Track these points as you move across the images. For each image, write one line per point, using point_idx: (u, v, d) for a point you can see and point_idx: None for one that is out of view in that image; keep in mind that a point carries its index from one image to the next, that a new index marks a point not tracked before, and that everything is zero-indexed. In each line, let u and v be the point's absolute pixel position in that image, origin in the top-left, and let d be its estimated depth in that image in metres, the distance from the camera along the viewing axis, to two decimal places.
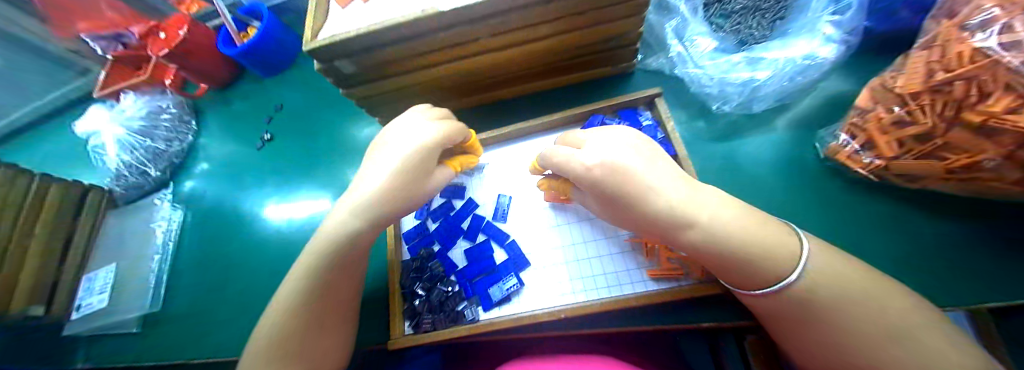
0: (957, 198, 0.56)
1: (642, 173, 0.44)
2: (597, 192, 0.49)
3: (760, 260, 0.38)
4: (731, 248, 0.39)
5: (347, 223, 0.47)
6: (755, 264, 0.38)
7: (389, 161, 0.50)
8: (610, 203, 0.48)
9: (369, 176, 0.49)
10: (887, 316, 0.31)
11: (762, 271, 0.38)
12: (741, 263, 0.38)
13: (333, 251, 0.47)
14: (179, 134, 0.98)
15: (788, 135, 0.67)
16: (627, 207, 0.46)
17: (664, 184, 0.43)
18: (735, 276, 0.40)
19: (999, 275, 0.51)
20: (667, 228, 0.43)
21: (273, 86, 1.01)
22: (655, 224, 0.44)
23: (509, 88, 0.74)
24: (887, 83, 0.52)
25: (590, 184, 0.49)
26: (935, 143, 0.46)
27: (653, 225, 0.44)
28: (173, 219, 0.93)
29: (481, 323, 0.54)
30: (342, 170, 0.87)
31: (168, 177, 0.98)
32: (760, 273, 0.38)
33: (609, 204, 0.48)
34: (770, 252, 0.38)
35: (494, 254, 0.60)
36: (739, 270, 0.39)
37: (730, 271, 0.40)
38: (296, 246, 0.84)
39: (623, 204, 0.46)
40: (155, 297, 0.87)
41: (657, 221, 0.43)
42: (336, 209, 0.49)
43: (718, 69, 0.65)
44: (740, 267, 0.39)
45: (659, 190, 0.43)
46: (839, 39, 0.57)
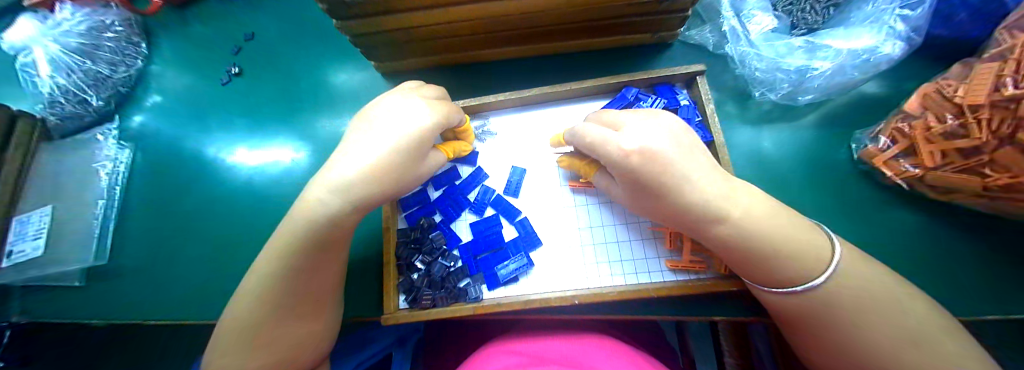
0: (977, 214, 0.55)
1: (682, 161, 0.35)
2: (629, 182, 0.38)
3: (789, 260, 0.35)
4: (761, 243, 0.35)
5: (323, 203, 0.38)
6: (782, 263, 0.35)
7: (378, 137, 0.40)
8: (642, 197, 0.39)
9: (351, 153, 0.39)
10: (908, 323, 0.32)
11: (789, 270, 0.35)
12: (769, 261, 0.36)
13: (306, 224, 0.38)
14: (125, 58, 0.82)
15: (819, 133, 0.63)
16: (662, 201, 0.37)
17: (703, 175, 0.35)
18: (755, 273, 0.37)
19: (1004, 292, 0.52)
20: (696, 221, 0.36)
21: (246, 10, 0.85)
22: (684, 218, 0.37)
23: (533, 46, 0.65)
24: (945, 90, 0.46)
25: (624, 173, 0.38)
26: (981, 159, 0.42)
27: (680, 218, 0.37)
28: (122, 160, 0.80)
29: (487, 303, 0.46)
30: (323, 118, 0.76)
31: (114, 109, 0.83)
32: (786, 272, 0.36)
33: (634, 194, 0.39)
34: (801, 253, 0.35)
35: (503, 230, 0.52)
36: (763, 268, 0.36)
37: (751, 268, 0.37)
38: (268, 201, 0.74)
39: (659, 197, 0.37)
40: (100, 248, 0.75)
41: (686, 213, 0.36)
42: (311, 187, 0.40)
43: (775, 52, 0.59)
44: (764, 264, 0.36)
45: (698, 182, 0.35)
46: (904, 35, 0.52)
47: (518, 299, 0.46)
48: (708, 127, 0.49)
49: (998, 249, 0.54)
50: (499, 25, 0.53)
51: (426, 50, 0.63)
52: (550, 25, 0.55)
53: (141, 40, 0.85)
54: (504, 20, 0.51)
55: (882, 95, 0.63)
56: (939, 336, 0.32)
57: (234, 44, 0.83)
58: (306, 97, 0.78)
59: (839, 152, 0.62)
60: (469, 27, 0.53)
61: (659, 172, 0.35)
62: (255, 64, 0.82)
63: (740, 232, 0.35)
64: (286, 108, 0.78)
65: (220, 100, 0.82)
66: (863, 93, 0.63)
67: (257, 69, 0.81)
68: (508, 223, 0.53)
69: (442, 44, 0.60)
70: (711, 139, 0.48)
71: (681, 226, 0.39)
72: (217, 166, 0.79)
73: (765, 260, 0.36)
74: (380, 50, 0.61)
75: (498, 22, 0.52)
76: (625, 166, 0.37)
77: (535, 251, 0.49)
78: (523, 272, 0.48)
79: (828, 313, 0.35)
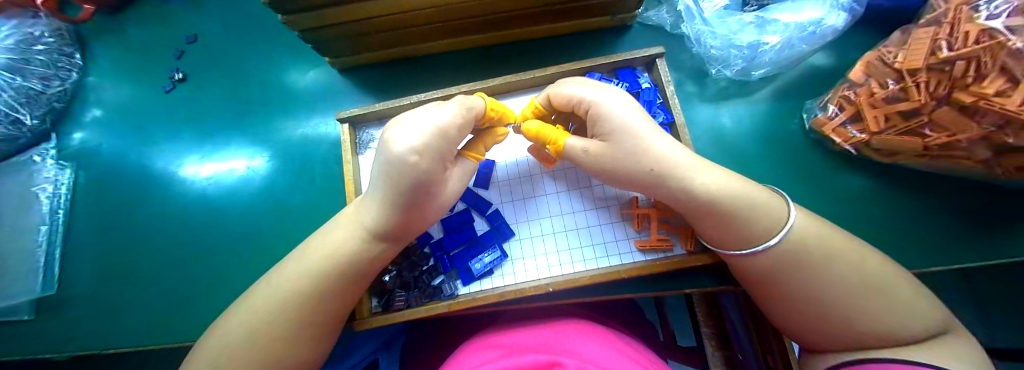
0: (919, 173, 0.59)
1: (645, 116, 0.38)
2: (610, 125, 0.37)
3: (754, 214, 0.36)
4: (731, 201, 0.36)
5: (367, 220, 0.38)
6: (748, 217, 0.36)
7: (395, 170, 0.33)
8: (624, 140, 0.36)
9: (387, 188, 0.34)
10: (864, 270, 0.34)
11: (755, 225, 0.36)
12: (737, 215, 0.36)
13: None
14: (59, 71, 0.76)
15: (777, 106, 0.65)
16: (643, 142, 0.36)
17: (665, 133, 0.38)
18: (725, 232, 0.38)
19: (940, 242, 0.57)
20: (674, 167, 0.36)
21: (186, 11, 0.79)
22: (662, 168, 0.35)
23: (492, 33, 0.64)
24: (886, 57, 0.47)
25: (607, 113, 0.37)
26: (920, 120, 0.45)
27: (659, 164, 0.36)
28: (63, 181, 0.74)
29: (461, 299, 0.46)
30: (281, 121, 0.73)
31: (51, 127, 0.77)
32: (754, 226, 0.36)
33: (614, 139, 0.37)
34: (763, 207, 0.36)
35: (475, 224, 0.51)
36: (733, 225, 0.36)
37: (723, 226, 0.37)
38: (231, 214, 0.71)
39: (642, 139, 0.36)
40: (46, 279, 0.70)
41: (667, 159, 0.36)
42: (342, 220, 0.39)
43: (727, 29, 0.59)
44: (732, 218, 0.36)
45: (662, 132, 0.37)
46: (845, 6, 0.54)
47: (493, 292, 0.45)
48: (669, 108, 0.50)
49: (938, 204, 0.58)
50: (452, 13, 0.52)
51: (381, 42, 0.61)
52: (506, 11, 0.54)
53: (75, 51, 0.79)
54: (456, 7, 0.49)
55: (833, 65, 0.65)
56: (891, 282, 0.33)
57: (176, 47, 0.78)
58: (263, 99, 0.74)
59: (793, 123, 0.64)
60: (421, 15, 0.51)
61: (638, 116, 0.37)
62: (203, 67, 0.77)
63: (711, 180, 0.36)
64: (242, 113, 0.74)
65: (167, 109, 0.77)
66: (816, 64, 0.66)
67: (204, 74, 0.77)
68: (480, 217, 0.52)
69: (397, 34, 0.58)
70: (672, 119, 0.49)
71: (660, 177, 0.36)
72: (172, 179, 0.74)
73: (732, 215, 0.36)
74: (333, 44, 0.58)
75: (451, 10, 0.50)
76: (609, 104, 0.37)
77: (507, 243, 0.48)
78: (497, 265, 0.47)
79: (797, 270, 0.35)
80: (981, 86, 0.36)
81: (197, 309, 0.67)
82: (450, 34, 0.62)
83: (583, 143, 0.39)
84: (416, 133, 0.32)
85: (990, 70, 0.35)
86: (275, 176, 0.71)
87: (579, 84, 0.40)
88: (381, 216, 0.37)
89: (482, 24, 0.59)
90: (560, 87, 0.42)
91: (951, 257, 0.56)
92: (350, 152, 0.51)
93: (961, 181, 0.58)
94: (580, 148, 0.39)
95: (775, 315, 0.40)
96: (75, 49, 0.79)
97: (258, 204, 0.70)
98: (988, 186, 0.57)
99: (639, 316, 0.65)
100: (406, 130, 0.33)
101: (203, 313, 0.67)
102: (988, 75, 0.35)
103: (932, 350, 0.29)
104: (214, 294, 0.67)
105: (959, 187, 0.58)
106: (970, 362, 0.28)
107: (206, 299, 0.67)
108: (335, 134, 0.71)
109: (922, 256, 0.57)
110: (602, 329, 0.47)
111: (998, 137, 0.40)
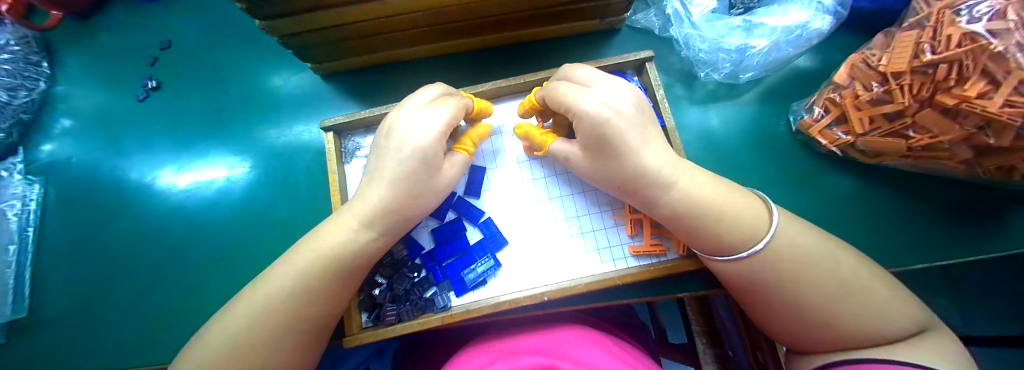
0: (902, 172, 0.60)
1: (635, 128, 0.36)
2: (585, 143, 0.38)
3: (729, 222, 0.36)
4: (707, 208, 0.36)
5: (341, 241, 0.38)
6: (727, 225, 0.36)
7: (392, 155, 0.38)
8: (592, 161, 0.38)
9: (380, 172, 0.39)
10: (843, 271, 0.34)
11: (729, 237, 0.36)
12: (704, 230, 0.36)
13: None
14: (25, 81, 0.72)
15: (763, 108, 0.66)
16: (615, 161, 0.36)
17: (652, 144, 0.37)
18: (698, 240, 0.38)
19: (920, 239, 0.58)
20: (639, 188, 0.37)
21: (158, 17, 0.76)
22: (634, 182, 0.37)
23: (480, 37, 0.63)
24: (870, 59, 0.48)
25: (583, 131, 0.37)
26: (904, 122, 0.46)
27: (624, 184, 0.38)
28: (33, 197, 0.70)
29: (455, 311, 0.44)
30: (261, 130, 0.71)
31: (17, 140, 0.73)
32: (729, 236, 0.36)
33: (587, 156, 0.39)
34: (737, 222, 0.36)
35: (468, 233, 0.50)
36: (699, 235, 0.37)
37: (690, 236, 0.38)
38: (211, 226, 0.68)
39: (609, 163, 0.37)
40: (16, 301, 0.66)
41: (633, 180, 0.37)
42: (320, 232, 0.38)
43: (715, 33, 0.59)
44: (697, 233, 0.37)
45: (647, 148, 0.36)
46: (831, 9, 0.54)
47: (488, 303, 0.44)
48: (659, 112, 0.49)
49: (920, 202, 0.60)
50: (436, 17, 0.50)
51: (364, 48, 0.59)
52: (493, 15, 0.53)
53: (43, 59, 0.75)
54: (441, 11, 0.48)
55: (818, 66, 0.66)
56: (872, 283, 0.34)
57: (149, 54, 0.75)
58: (243, 108, 0.72)
59: (779, 124, 0.65)
60: (405, 20, 0.50)
61: (614, 138, 0.35)
62: (178, 76, 0.74)
63: (682, 200, 0.37)
64: (219, 122, 0.72)
65: (141, 120, 0.74)
66: (802, 65, 0.66)
67: (179, 82, 0.74)
68: (472, 225, 0.50)
69: (381, 39, 0.56)
70: (664, 124, 0.48)
71: (626, 191, 0.39)
72: (150, 191, 0.71)
73: (698, 228, 0.37)
74: (313, 50, 0.56)
75: (436, 14, 0.49)
76: (586, 121, 0.36)
77: (502, 252, 0.47)
78: (491, 274, 0.46)
79: (778, 276, 0.35)
80: (964, 89, 0.37)
81: (178, 327, 0.65)
82: (435, 39, 0.61)
83: (566, 150, 0.41)
84: (428, 116, 0.38)
85: (973, 73, 0.36)
86: (257, 185, 0.69)
87: (569, 91, 0.37)
88: (371, 187, 0.39)
89: (468, 28, 0.57)
90: (555, 89, 0.39)
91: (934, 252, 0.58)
92: (335, 162, 0.49)
93: (939, 180, 0.59)
94: (562, 154, 0.41)
95: (766, 322, 0.40)
96: (42, 58, 0.75)
97: (239, 217, 0.68)
98: (971, 184, 0.58)
99: (634, 318, 0.65)
100: (416, 112, 0.39)
101: (185, 329, 0.64)
102: (970, 78, 0.36)
103: (925, 345, 0.29)
104: (198, 311, 0.65)
105: (938, 185, 0.59)
106: (955, 358, 0.28)
107: (190, 315, 0.65)
108: (319, 141, 0.69)
109: (904, 253, 0.58)
110: (596, 333, 0.47)
111: (979, 138, 0.41)
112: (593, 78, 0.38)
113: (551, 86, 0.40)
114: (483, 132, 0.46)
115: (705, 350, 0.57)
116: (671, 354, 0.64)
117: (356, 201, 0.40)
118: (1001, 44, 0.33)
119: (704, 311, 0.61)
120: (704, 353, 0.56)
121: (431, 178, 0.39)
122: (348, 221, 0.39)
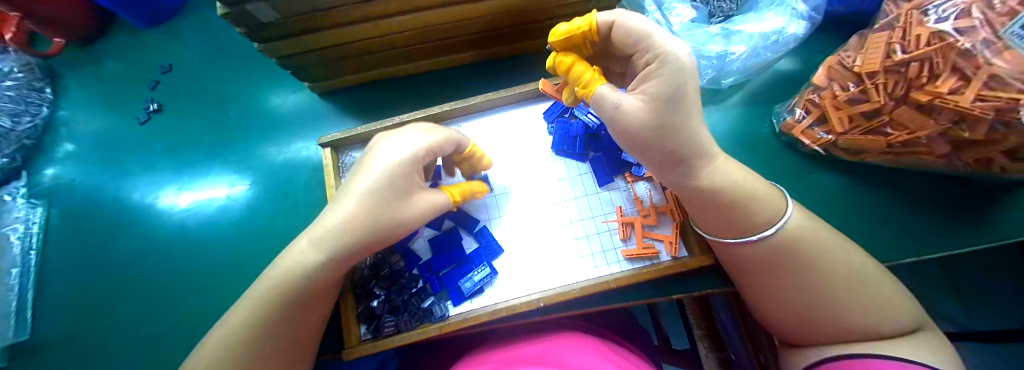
0: (886, 169, 0.62)
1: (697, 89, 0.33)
2: (656, 88, 0.30)
3: (750, 210, 0.35)
4: (729, 194, 0.35)
5: None
6: (749, 212, 0.35)
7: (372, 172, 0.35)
8: (657, 114, 0.31)
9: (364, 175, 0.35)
10: (849, 267, 0.34)
11: (761, 215, 0.35)
12: (737, 207, 0.35)
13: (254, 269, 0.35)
14: (29, 107, 0.74)
15: (747, 110, 0.68)
16: (683, 120, 0.31)
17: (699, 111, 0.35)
18: (713, 220, 0.38)
19: (907, 234, 0.59)
20: (688, 156, 0.34)
21: (160, 41, 0.78)
22: (693, 147, 0.33)
23: (469, 52, 0.65)
24: (845, 61, 0.50)
25: (663, 76, 0.30)
26: (881, 120, 0.47)
27: (676, 149, 0.33)
28: (35, 220, 0.71)
29: (452, 320, 0.45)
30: (260, 147, 0.72)
31: (20, 165, 0.74)
32: (747, 222, 0.36)
33: (653, 106, 0.31)
34: (766, 202, 0.36)
35: (464, 243, 0.51)
36: (715, 218, 0.37)
37: (707, 215, 0.38)
38: (212, 244, 0.69)
39: (677, 121, 0.31)
40: (21, 324, 0.67)
41: (688, 146, 0.33)
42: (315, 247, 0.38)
43: (695, 40, 0.62)
44: (714, 213, 0.37)
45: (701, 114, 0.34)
46: (805, 15, 0.57)
47: (484, 311, 0.44)
48: None
49: (904, 198, 0.61)
50: (427, 34, 0.52)
51: (357, 66, 0.61)
52: (482, 31, 0.55)
53: (46, 86, 0.77)
54: (431, 28, 0.50)
55: (798, 68, 0.68)
56: (874, 279, 0.34)
57: (150, 78, 0.77)
58: (241, 127, 0.73)
59: (763, 127, 0.67)
60: (398, 39, 0.52)
61: (694, 92, 0.30)
62: (179, 98, 0.76)
63: (715, 177, 0.35)
64: (218, 141, 0.73)
65: (142, 141, 0.75)
66: (783, 68, 0.68)
67: (180, 103, 0.75)
68: (468, 235, 0.51)
69: (374, 58, 0.58)
70: None
71: (675, 157, 0.34)
72: (152, 211, 0.73)
73: (734, 204, 0.35)
74: (308, 70, 0.58)
75: (427, 31, 0.51)
76: (676, 66, 0.29)
77: (497, 259, 0.48)
78: (487, 282, 0.47)
79: (778, 267, 0.36)
80: (935, 85, 0.38)
81: (179, 346, 0.65)
82: (426, 55, 0.63)
83: (616, 100, 0.33)
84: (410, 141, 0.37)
85: (943, 70, 0.38)
86: (259, 202, 0.70)
87: (656, 21, 0.30)
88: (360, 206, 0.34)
89: (457, 44, 0.59)
90: (633, 19, 0.32)
91: (923, 247, 0.59)
92: (332, 176, 0.50)
93: (922, 175, 0.61)
94: (612, 103, 0.33)
95: (760, 308, 0.42)
96: (45, 84, 0.77)
97: (241, 234, 0.69)
98: (953, 178, 0.59)
99: (633, 322, 0.65)
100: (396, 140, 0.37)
101: (186, 348, 0.65)
102: (941, 75, 0.38)
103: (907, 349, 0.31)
104: (200, 328, 0.65)
105: (921, 180, 0.61)
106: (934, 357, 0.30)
107: (190, 334, 0.65)
108: (317, 156, 0.71)
109: (894, 248, 0.59)
110: (592, 339, 0.47)
111: (954, 132, 0.42)
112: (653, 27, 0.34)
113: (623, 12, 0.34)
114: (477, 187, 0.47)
115: (708, 355, 0.56)
116: (672, 359, 0.64)
117: (343, 202, 0.35)
118: (967, 42, 0.34)
119: (705, 314, 0.60)
120: (707, 357, 0.55)
121: (401, 207, 0.36)
122: None
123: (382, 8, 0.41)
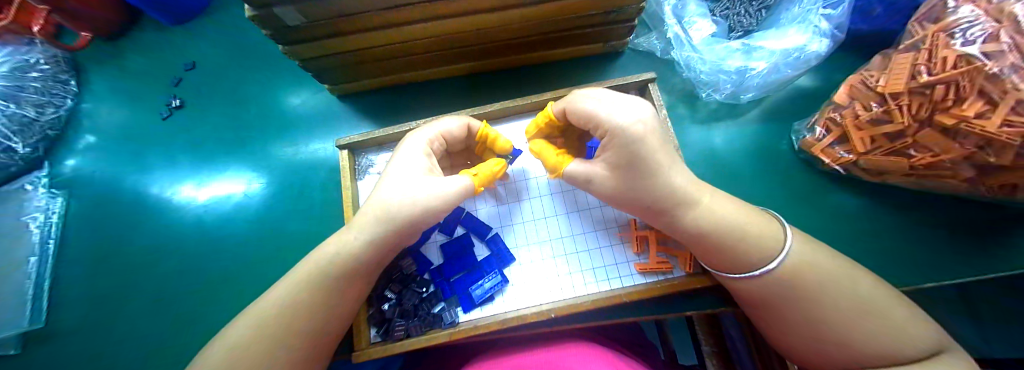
0: (905, 191, 0.61)
1: (665, 146, 0.35)
2: (614, 159, 0.36)
3: (745, 246, 0.36)
4: (727, 229, 0.36)
5: (355, 258, 0.39)
6: (745, 247, 0.37)
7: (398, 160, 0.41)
8: (619, 181, 0.36)
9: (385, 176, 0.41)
10: (854, 289, 0.35)
11: (746, 255, 0.37)
12: (725, 248, 0.37)
13: None
14: (54, 98, 0.76)
15: (764, 126, 0.67)
16: (647, 182, 0.35)
17: (676, 165, 0.36)
18: (713, 258, 0.38)
19: (925, 258, 0.58)
20: (668, 208, 0.37)
21: (183, 38, 0.80)
22: (665, 203, 0.36)
23: (487, 60, 0.65)
24: (868, 80, 0.49)
25: (615, 148, 0.35)
26: (904, 142, 0.47)
27: (656, 203, 0.36)
28: (54, 210, 0.73)
29: (462, 327, 0.45)
30: (276, 146, 0.73)
31: (42, 155, 0.76)
32: (745, 256, 0.37)
33: (616, 174, 0.37)
34: (757, 241, 0.37)
35: (475, 249, 0.51)
36: (718, 254, 0.37)
37: (710, 255, 0.38)
38: (224, 240, 0.70)
39: (641, 183, 0.35)
40: (36, 312, 0.68)
41: (662, 201, 0.36)
42: (336, 251, 0.38)
43: (716, 55, 0.61)
44: (719, 251, 0.37)
45: (675, 169, 0.36)
46: (828, 33, 0.56)
47: (495, 319, 0.44)
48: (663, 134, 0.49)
49: (924, 221, 0.60)
50: (448, 42, 0.53)
51: (377, 71, 0.62)
52: (501, 40, 0.55)
53: (70, 78, 0.79)
54: (453, 36, 0.50)
55: (816, 86, 0.67)
56: (884, 301, 0.34)
57: (173, 74, 0.79)
58: (258, 125, 0.75)
59: (781, 143, 0.66)
60: (421, 45, 0.53)
61: (651, 155, 0.34)
62: (200, 96, 0.77)
63: (707, 219, 0.37)
64: (235, 138, 0.75)
65: (163, 136, 0.77)
66: (801, 85, 0.68)
67: (200, 100, 0.77)
68: (479, 242, 0.51)
69: (393, 63, 0.59)
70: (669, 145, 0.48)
71: (654, 212, 0.37)
72: (169, 205, 0.74)
73: (729, 238, 0.36)
74: (330, 73, 0.59)
75: (448, 39, 0.51)
76: (622, 140, 0.34)
77: (508, 268, 0.48)
78: (498, 290, 0.47)
79: (791, 289, 0.36)
80: (961, 109, 0.38)
81: (189, 340, 0.66)
82: (445, 62, 0.63)
83: (586, 170, 0.39)
84: (430, 127, 0.43)
85: (968, 94, 0.37)
86: (272, 200, 0.71)
87: (597, 103, 0.36)
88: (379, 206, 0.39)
89: (475, 52, 0.60)
90: (581, 102, 0.38)
91: (941, 272, 0.58)
92: (348, 178, 0.51)
93: (942, 198, 0.60)
94: (583, 174, 0.40)
95: (777, 337, 0.41)
96: (70, 76, 0.78)
97: (253, 233, 0.70)
98: (974, 203, 0.58)
99: (642, 336, 0.65)
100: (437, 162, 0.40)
101: (195, 342, 0.65)
102: (967, 98, 0.37)
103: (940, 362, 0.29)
104: (210, 323, 0.66)
105: (941, 204, 0.60)
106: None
107: (199, 329, 0.66)
108: (331, 157, 0.72)
109: (911, 272, 0.58)
110: (601, 350, 0.47)
111: (980, 157, 0.41)
112: (612, 95, 0.38)
113: (580, 91, 0.40)
114: (495, 165, 0.45)
115: None
116: None
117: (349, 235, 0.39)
118: (995, 66, 0.34)
119: (715, 331, 0.61)
120: None
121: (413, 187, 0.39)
122: (353, 236, 0.39)
123: (408, 15, 0.41)
